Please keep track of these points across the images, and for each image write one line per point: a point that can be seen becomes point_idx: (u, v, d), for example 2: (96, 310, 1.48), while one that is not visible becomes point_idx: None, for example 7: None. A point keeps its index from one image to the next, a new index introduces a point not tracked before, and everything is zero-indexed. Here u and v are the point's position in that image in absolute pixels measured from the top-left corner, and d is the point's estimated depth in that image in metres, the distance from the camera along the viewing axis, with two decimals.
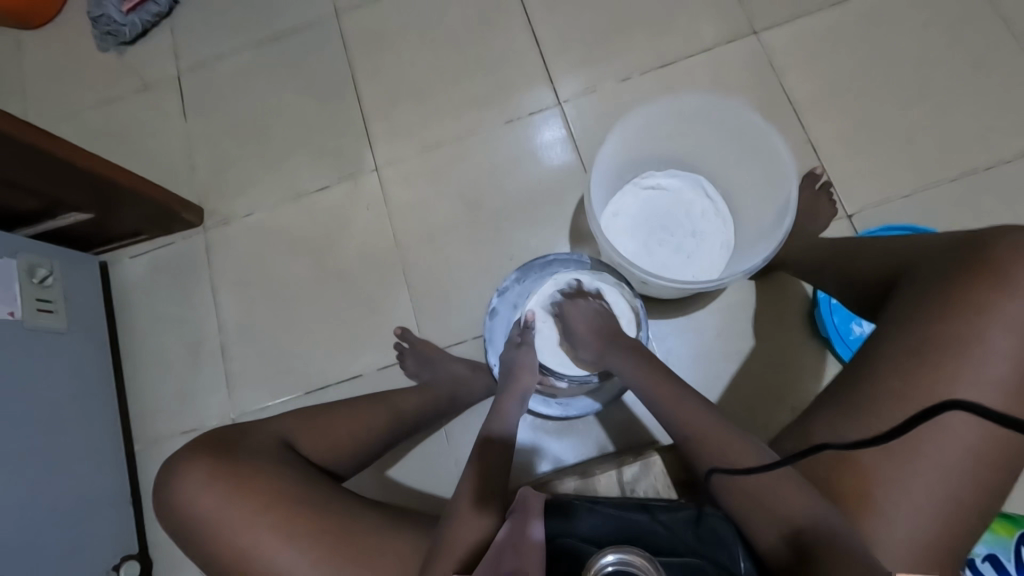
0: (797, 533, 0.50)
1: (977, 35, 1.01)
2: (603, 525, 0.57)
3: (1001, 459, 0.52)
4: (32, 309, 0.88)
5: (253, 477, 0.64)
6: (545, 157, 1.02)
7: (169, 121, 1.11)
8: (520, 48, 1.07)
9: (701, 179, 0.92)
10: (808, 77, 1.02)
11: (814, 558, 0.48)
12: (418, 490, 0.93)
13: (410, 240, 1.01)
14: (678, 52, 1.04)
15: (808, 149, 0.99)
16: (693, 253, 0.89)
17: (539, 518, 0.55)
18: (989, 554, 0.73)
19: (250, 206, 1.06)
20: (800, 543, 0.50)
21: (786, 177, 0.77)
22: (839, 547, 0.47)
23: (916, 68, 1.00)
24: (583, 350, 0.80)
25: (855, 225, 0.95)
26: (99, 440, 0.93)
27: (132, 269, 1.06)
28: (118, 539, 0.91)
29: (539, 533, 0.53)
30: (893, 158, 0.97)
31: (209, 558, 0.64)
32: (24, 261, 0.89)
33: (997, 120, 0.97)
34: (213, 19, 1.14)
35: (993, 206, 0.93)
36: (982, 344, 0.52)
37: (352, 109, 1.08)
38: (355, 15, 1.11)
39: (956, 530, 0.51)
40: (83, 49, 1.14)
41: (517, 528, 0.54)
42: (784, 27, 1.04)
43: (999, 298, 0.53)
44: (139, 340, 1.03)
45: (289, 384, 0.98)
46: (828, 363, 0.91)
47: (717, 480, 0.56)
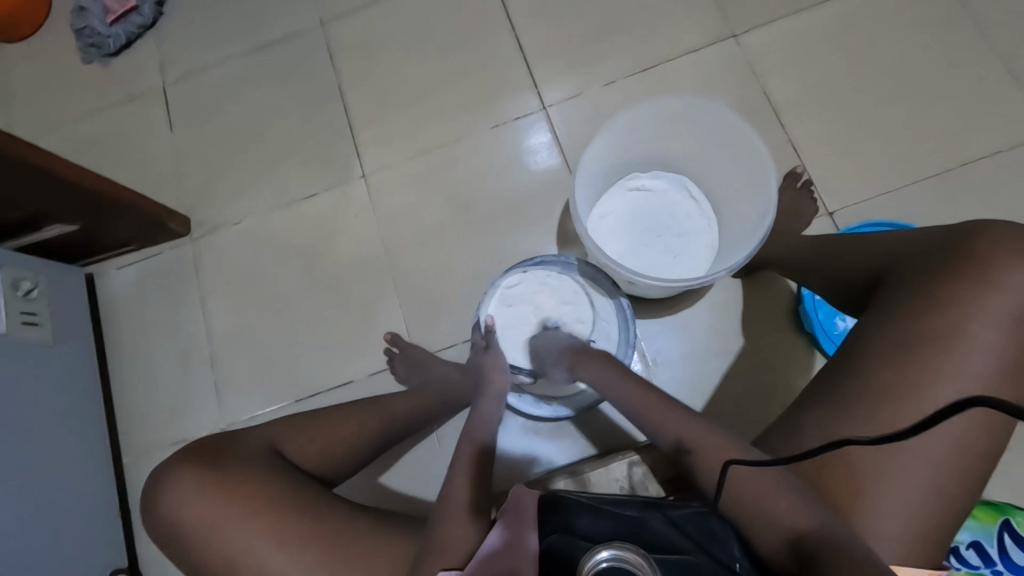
0: (797, 541, 0.51)
1: (951, 37, 1.03)
2: (607, 524, 0.52)
3: (983, 447, 0.53)
4: (17, 322, 0.87)
5: (247, 484, 0.64)
6: (531, 161, 1.03)
7: (155, 132, 1.11)
8: (505, 54, 1.08)
9: (686, 181, 0.93)
10: (787, 79, 1.04)
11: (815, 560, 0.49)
12: (410, 495, 0.93)
13: (398, 245, 1.02)
14: (660, 55, 1.06)
15: (788, 149, 1.01)
16: (679, 253, 0.90)
17: (534, 530, 0.54)
18: (974, 541, 0.74)
19: (238, 214, 1.06)
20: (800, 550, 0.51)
21: (767, 178, 0.79)
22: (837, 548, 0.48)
23: (892, 67, 1.03)
24: (558, 371, 0.80)
25: (836, 222, 0.97)
26: (88, 452, 0.93)
27: (119, 280, 1.06)
28: (107, 553, 0.90)
29: (533, 543, 0.53)
30: (872, 155, 0.99)
31: (200, 567, 0.64)
32: (10, 274, 0.88)
33: (972, 116, 0.99)
34: (199, 29, 1.14)
35: (971, 201, 0.95)
36: (960, 331, 0.54)
37: (339, 117, 1.08)
38: (341, 24, 1.12)
39: (939, 513, 0.52)
40: (67, 61, 1.14)
41: (516, 533, 0.55)
42: (762, 30, 1.06)
43: (974, 287, 0.55)
44: (127, 351, 1.03)
45: (280, 391, 0.98)
46: (814, 358, 0.92)
47: (733, 472, 0.56)
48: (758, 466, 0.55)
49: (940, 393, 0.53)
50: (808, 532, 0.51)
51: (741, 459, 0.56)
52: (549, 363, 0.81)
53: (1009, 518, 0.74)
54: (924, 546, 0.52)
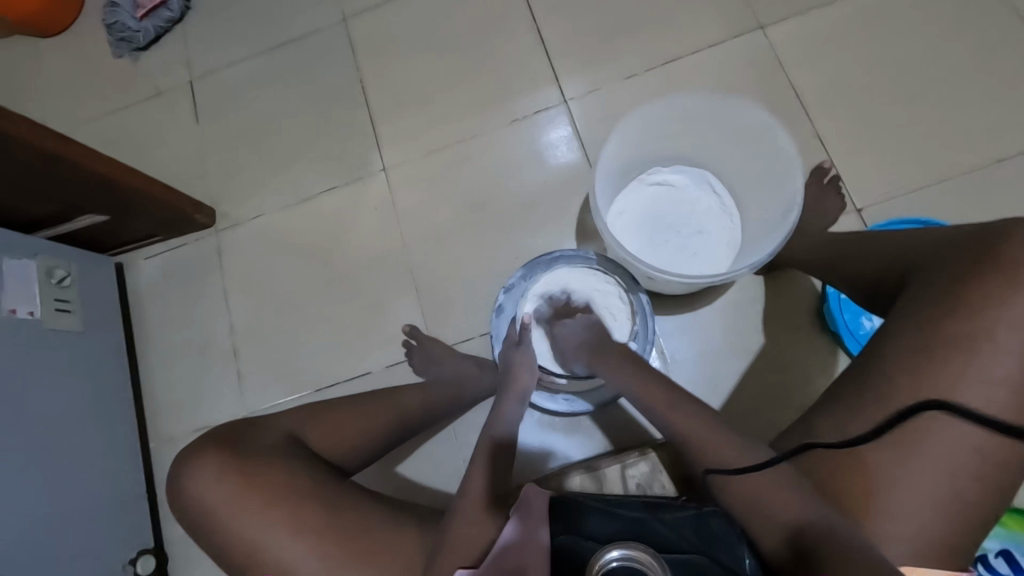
0: (796, 535, 0.50)
1: (989, 28, 0.99)
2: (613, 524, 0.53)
3: (1007, 455, 0.51)
4: (49, 309, 0.90)
5: (263, 472, 0.65)
6: (551, 156, 1.03)
7: (181, 126, 1.13)
8: (525, 47, 1.08)
9: (707, 176, 0.92)
10: (814, 72, 1.01)
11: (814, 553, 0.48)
12: (425, 487, 0.94)
13: (417, 239, 1.02)
14: (683, 48, 1.04)
15: (815, 144, 0.98)
16: (700, 250, 0.89)
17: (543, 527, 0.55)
18: (1003, 549, 0.72)
19: (261, 207, 1.07)
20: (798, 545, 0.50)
21: (791, 172, 0.77)
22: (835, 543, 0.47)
23: (925, 59, 1.00)
24: (576, 364, 0.79)
25: (863, 219, 0.94)
26: (116, 436, 0.95)
27: (147, 269, 1.08)
28: (134, 534, 0.93)
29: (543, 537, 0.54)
30: (903, 150, 0.96)
31: (218, 551, 0.65)
32: (43, 262, 0.91)
33: (1010, 110, 0.96)
34: (225, 24, 1.16)
35: (1007, 198, 0.92)
36: (986, 335, 0.52)
37: (360, 111, 1.09)
38: (362, 19, 1.13)
39: (960, 521, 0.51)
40: (98, 56, 1.17)
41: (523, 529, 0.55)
42: (790, 22, 1.03)
43: (1002, 289, 0.53)
44: (154, 339, 1.05)
45: (300, 382, 1.00)
46: (837, 358, 0.90)
47: (715, 480, 0.56)
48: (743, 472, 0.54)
49: (963, 398, 0.51)
50: (804, 525, 0.50)
51: (737, 460, 0.56)
52: (568, 357, 0.81)
53: None
54: (942, 552, 0.50)
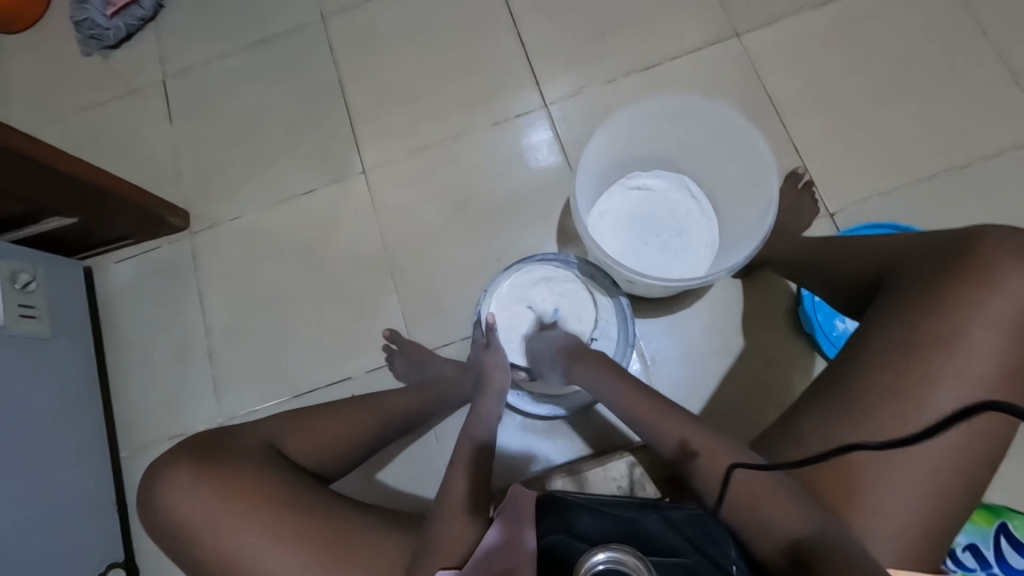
0: (795, 542, 0.51)
1: (954, 39, 1.03)
2: (604, 524, 0.52)
3: (981, 451, 0.53)
4: (15, 314, 0.87)
5: (244, 479, 0.64)
6: (531, 159, 1.03)
7: (154, 126, 1.10)
8: (506, 51, 1.08)
9: (686, 180, 0.93)
10: (788, 79, 1.03)
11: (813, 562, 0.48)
12: (406, 492, 0.93)
13: (398, 242, 1.01)
14: (662, 54, 1.05)
15: (790, 149, 1.01)
16: (678, 251, 0.90)
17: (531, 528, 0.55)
18: (970, 544, 0.74)
19: (238, 210, 1.05)
20: (797, 552, 0.50)
21: (769, 176, 0.78)
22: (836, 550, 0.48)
23: (894, 69, 1.03)
24: (551, 372, 0.79)
25: (837, 223, 0.97)
26: (84, 445, 0.92)
27: (117, 274, 1.05)
28: (103, 548, 0.90)
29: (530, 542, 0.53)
30: (874, 157, 0.99)
31: (195, 562, 0.63)
32: (8, 266, 0.88)
33: (973, 119, 0.99)
34: (200, 23, 1.14)
35: (972, 203, 0.95)
36: (961, 334, 0.54)
37: (339, 112, 1.08)
38: (341, 20, 1.12)
39: (937, 516, 0.52)
40: (66, 53, 1.14)
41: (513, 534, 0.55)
42: (766, 30, 1.05)
43: (974, 291, 0.54)
44: (124, 346, 1.02)
45: (278, 387, 0.98)
46: (812, 359, 0.92)
47: (738, 476, 0.55)
48: (755, 469, 0.55)
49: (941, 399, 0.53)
50: (808, 534, 0.51)
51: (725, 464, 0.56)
52: (544, 365, 0.81)
53: (1005, 522, 0.74)
54: (921, 547, 0.52)
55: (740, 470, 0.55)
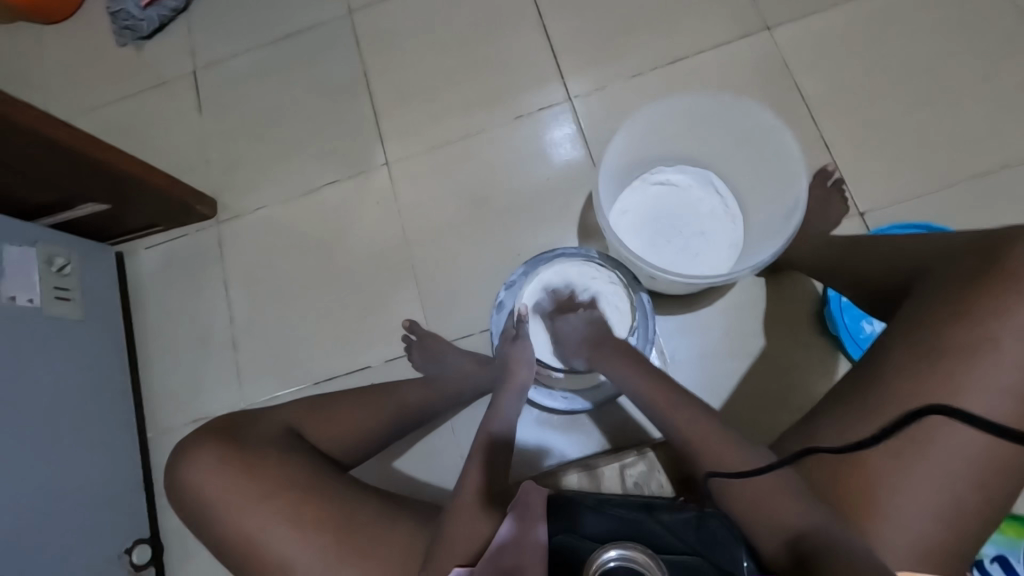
0: (799, 538, 0.49)
1: (997, 33, 0.99)
2: (613, 524, 0.53)
3: (1008, 462, 0.51)
4: (49, 297, 0.90)
5: (261, 463, 0.65)
6: (553, 154, 1.02)
7: (184, 116, 1.13)
8: (530, 44, 1.07)
9: (711, 177, 0.91)
10: (820, 74, 1.01)
11: (816, 558, 0.47)
12: (422, 482, 0.94)
13: (419, 234, 1.02)
14: (689, 48, 1.04)
15: (819, 146, 0.98)
16: (700, 250, 0.89)
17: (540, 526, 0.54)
18: (998, 555, 0.72)
19: (263, 199, 1.07)
20: (800, 549, 0.49)
21: (796, 174, 0.77)
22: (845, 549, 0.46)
23: (932, 64, 0.99)
24: (577, 360, 0.79)
25: (867, 223, 0.94)
26: (113, 425, 0.95)
27: (147, 260, 1.08)
28: (130, 524, 0.93)
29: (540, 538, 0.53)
30: (908, 155, 0.96)
31: (213, 542, 0.65)
32: (43, 251, 0.91)
33: (1016, 116, 0.95)
34: (229, 14, 1.16)
35: (1011, 204, 0.92)
36: (991, 341, 0.52)
37: (363, 104, 1.09)
38: (367, 12, 1.12)
39: (958, 527, 0.51)
40: (102, 44, 1.17)
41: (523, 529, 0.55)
42: (797, 23, 1.03)
43: (1006, 296, 0.52)
44: (152, 330, 1.05)
45: (299, 375, 0.99)
46: (837, 361, 0.90)
47: (717, 485, 0.56)
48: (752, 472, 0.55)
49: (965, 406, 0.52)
50: (805, 530, 0.49)
51: (737, 466, 0.55)
52: (571, 353, 0.80)
53: None
54: (941, 558, 0.50)
55: (717, 477, 0.56)
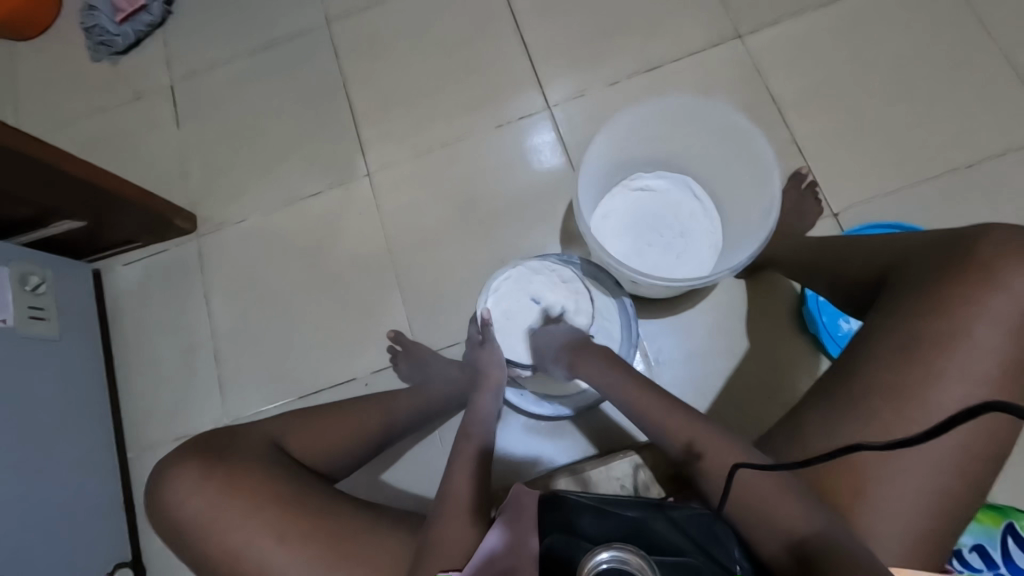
0: (800, 545, 0.51)
1: (958, 38, 1.03)
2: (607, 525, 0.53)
3: (985, 450, 0.53)
4: (24, 317, 0.88)
5: (245, 476, 0.65)
6: (534, 161, 1.03)
7: (161, 130, 1.12)
8: (508, 53, 1.09)
9: (689, 180, 0.93)
10: (791, 80, 1.04)
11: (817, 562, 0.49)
12: (410, 493, 0.93)
13: (401, 244, 1.02)
14: (663, 55, 1.06)
15: (793, 150, 1.01)
16: (680, 252, 0.90)
17: (533, 534, 0.54)
18: (976, 545, 0.73)
19: (244, 212, 1.06)
20: (802, 554, 0.50)
21: (771, 177, 0.79)
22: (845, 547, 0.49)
23: (897, 68, 1.03)
24: (556, 367, 0.79)
25: (841, 223, 0.96)
26: (92, 446, 0.93)
27: (125, 276, 1.06)
28: (111, 546, 0.91)
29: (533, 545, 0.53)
30: (877, 157, 0.99)
31: (199, 560, 0.64)
32: (18, 269, 0.89)
33: (978, 118, 0.99)
34: (207, 28, 1.15)
35: (977, 202, 0.95)
36: (964, 332, 0.54)
37: (343, 116, 1.09)
38: (345, 24, 1.13)
39: (941, 515, 0.52)
40: (76, 59, 1.15)
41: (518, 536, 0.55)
42: (768, 31, 1.06)
43: (977, 288, 0.54)
44: (131, 349, 1.03)
45: (282, 388, 0.98)
46: (817, 359, 0.92)
47: (743, 477, 0.55)
48: (762, 470, 0.54)
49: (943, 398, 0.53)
50: (810, 536, 0.51)
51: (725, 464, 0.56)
52: (548, 358, 0.80)
53: (1012, 521, 0.74)
54: (924, 545, 0.52)
55: (744, 469, 0.55)
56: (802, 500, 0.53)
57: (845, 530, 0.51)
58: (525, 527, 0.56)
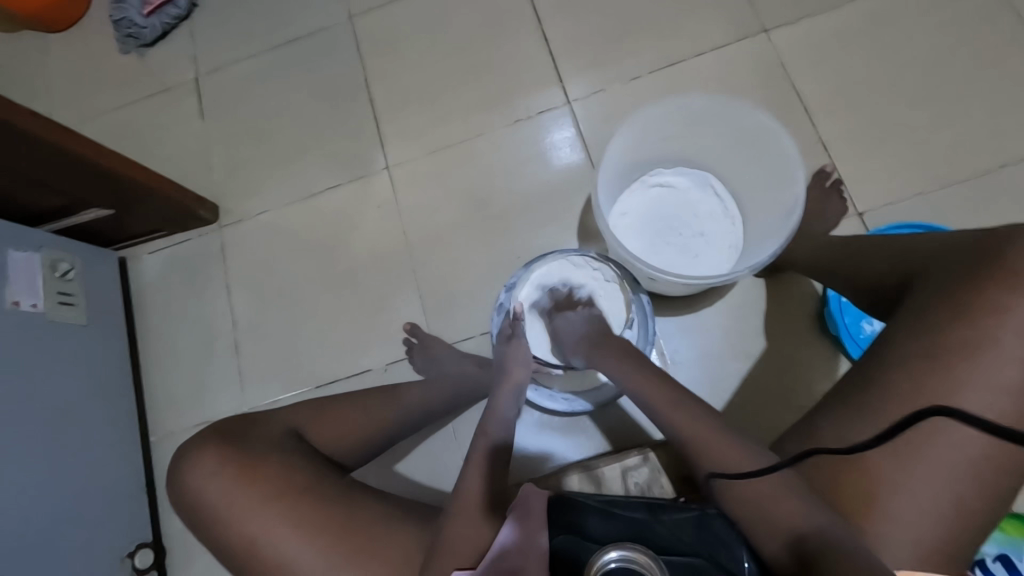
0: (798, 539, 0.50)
1: (994, 34, 1.00)
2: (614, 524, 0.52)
3: (1007, 460, 0.51)
4: (53, 303, 0.91)
5: (259, 464, 0.66)
6: (553, 156, 1.03)
7: (186, 122, 1.13)
8: (529, 47, 1.08)
9: (710, 178, 0.92)
10: (817, 76, 1.01)
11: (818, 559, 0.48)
12: (423, 485, 0.94)
13: (419, 237, 1.03)
14: (686, 51, 1.04)
15: (818, 148, 0.99)
16: (699, 252, 0.89)
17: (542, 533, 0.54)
18: (1000, 554, 0.72)
19: (265, 204, 1.08)
20: (801, 549, 0.50)
21: (793, 176, 0.77)
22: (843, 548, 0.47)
23: (928, 65, 1.00)
24: (575, 359, 0.78)
25: (865, 223, 0.94)
26: (116, 430, 0.96)
27: (150, 265, 1.09)
28: (133, 527, 0.93)
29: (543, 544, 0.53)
30: (905, 156, 0.97)
31: (214, 545, 0.66)
32: (47, 256, 0.92)
33: (1012, 116, 0.96)
34: (232, 21, 1.17)
35: (1010, 204, 0.92)
36: (988, 339, 0.52)
37: (364, 109, 1.10)
38: (367, 17, 1.13)
39: (959, 526, 0.51)
40: (105, 51, 1.18)
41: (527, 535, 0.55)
42: (794, 26, 1.03)
43: (1004, 294, 0.53)
44: (154, 336, 1.06)
45: (300, 378, 1.00)
46: (837, 361, 0.90)
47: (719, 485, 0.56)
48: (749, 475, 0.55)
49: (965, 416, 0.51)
50: (808, 531, 0.50)
51: (738, 466, 0.55)
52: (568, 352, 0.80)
53: None
54: (940, 555, 0.51)
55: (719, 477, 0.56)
56: (814, 505, 0.52)
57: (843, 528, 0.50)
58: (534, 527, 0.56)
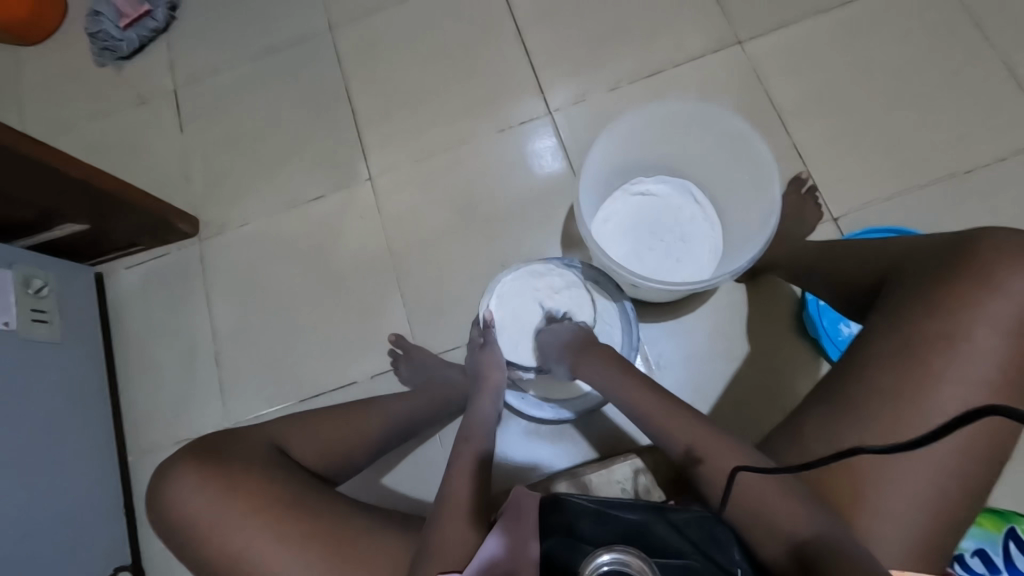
0: (801, 546, 0.51)
1: (957, 44, 1.03)
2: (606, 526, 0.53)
3: (986, 453, 0.53)
4: (26, 319, 0.88)
5: (245, 477, 0.65)
6: (535, 165, 1.04)
7: (164, 135, 1.12)
8: (509, 58, 1.09)
9: (689, 185, 0.94)
10: (791, 85, 1.04)
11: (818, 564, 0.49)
12: (411, 496, 0.93)
13: (402, 247, 1.02)
14: (664, 61, 1.07)
15: (793, 155, 1.01)
16: (681, 257, 0.90)
17: (534, 539, 0.54)
18: (978, 549, 0.73)
19: (246, 216, 1.07)
20: (802, 554, 0.51)
21: (771, 181, 0.79)
22: (842, 551, 0.48)
23: (896, 74, 1.03)
24: (560, 367, 0.80)
25: (841, 228, 0.97)
26: (93, 449, 0.93)
27: (127, 279, 1.07)
28: (110, 550, 0.91)
29: (533, 551, 0.53)
30: (877, 162, 0.99)
31: (199, 562, 0.64)
32: (21, 272, 0.90)
33: (977, 123, 0.99)
34: (211, 33, 1.16)
35: (977, 208, 0.95)
36: (964, 335, 0.54)
37: (346, 120, 1.10)
38: (348, 29, 1.13)
39: (942, 519, 0.52)
40: (80, 64, 1.16)
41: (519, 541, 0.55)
42: (768, 37, 1.06)
43: (977, 291, 0.54)
44: (133, 351, 1.04)
45: (283, 391, 0.99)
46: (818, 363, 0.92)
47: (745, 480, 0.55)
48: (763, 473, 0.55)
49: (993, 402, 0.50)
50: (809, 537, 0.51)
51: (736, 467, 0.56)
52: (552, 359, 0.81)
53: (1013, 526, 0.74)
54: (925, 549, 0.52)
55: (744, 471, 0.55)
56: (804, 504, 0.53)
57: (842, 530, 0.51)
58: (525, 531, 0.56)
